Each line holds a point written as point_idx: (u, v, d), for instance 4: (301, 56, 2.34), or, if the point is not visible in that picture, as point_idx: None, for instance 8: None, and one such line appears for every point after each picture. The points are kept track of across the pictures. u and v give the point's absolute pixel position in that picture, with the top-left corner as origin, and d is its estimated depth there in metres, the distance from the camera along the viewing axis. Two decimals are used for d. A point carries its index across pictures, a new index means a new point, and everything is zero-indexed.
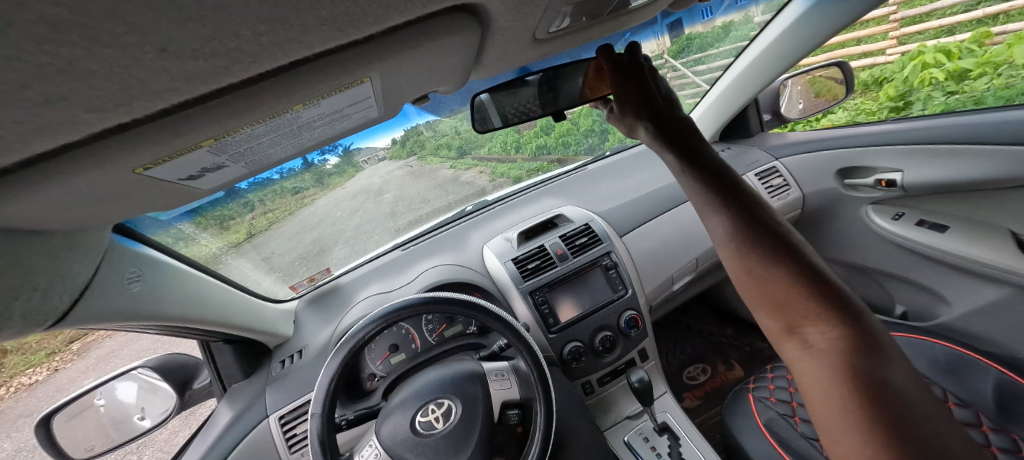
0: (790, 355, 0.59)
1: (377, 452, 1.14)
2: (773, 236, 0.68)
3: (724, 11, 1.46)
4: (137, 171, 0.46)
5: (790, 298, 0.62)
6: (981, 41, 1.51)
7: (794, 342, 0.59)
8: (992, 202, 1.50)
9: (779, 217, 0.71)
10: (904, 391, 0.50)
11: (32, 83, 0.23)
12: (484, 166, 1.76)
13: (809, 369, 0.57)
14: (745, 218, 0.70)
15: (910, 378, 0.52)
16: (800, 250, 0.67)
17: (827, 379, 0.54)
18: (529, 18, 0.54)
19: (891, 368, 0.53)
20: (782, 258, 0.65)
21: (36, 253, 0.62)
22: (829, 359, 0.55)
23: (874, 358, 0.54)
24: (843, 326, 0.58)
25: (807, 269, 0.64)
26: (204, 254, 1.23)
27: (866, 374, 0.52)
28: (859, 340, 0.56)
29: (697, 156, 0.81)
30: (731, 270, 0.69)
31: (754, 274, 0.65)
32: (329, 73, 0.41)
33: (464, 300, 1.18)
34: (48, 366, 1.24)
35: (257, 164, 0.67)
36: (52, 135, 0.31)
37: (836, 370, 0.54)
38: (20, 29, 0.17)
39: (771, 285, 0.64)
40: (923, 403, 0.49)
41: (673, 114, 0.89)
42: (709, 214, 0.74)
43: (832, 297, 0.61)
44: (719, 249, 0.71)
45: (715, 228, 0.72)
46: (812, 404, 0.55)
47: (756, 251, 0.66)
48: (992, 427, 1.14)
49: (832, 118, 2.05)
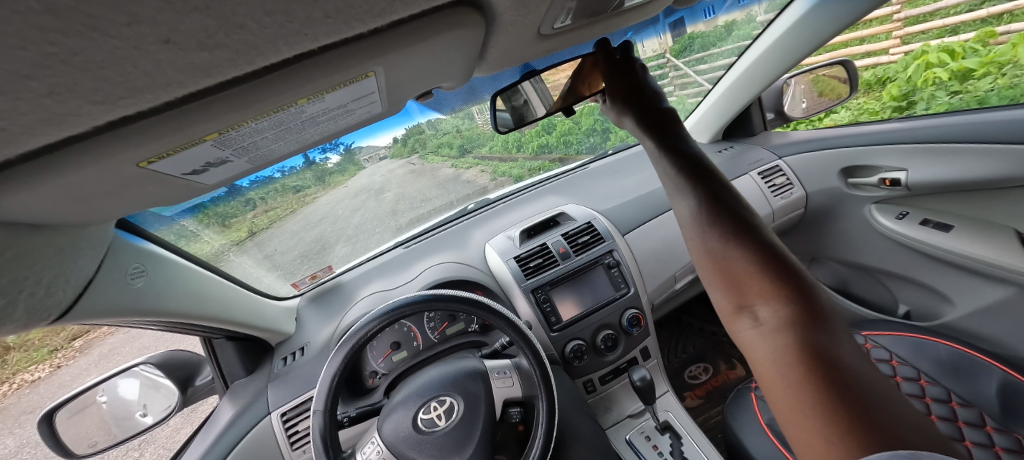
0: (742, 333, 0.61)
1: (379, 449, 1.14)
2: (735, 217, 0.69)
3: (727, 10, 1.45)
4: (141, 165, 0.46)
5: (745, 276, 0.63)
6: (985, 41, 1.58)
7: (746, 320, 0.61)
8: (997, 201, 1.49)
9: (744, 201, 0.72)
10: (852, 362, 0.50)
11: (37, 74, 0.23)
12: (484, 165, 1.75)
13: (761, 346, 0.57)
14: (711, 200, 0.71)
15: (860, 353, 0.52)
16: (760, 232, 0.68)
17: (777, 353, 0.54)
18: (532, 14, 0.54)
19: (840, 342, 0.53)
20: (742, 238, 0.66)
21: (40, 249, 0.62)
22: (777, 333, 0.56)
23: (824, 333, 0.54)
24: (796, 303, 0.58)
25: (765, 250, 0.65)
26: (208, 251, 1.24)
27: (815, 347, 0.52)
28: (811, 316, 0.56)
29: (673, 142, 0.81)
30: (693, 251, 0.70)
31: (713, 254, 0.67)
32: (334, 66, 0.41)
33: (464, 297, 1.17)
34: (50, 363, 1.25)
35: (260, 159, 0.67)
36: (56, 127, 0.30)
37: (785, 345, 0.54)
38: (24, 18, 0.16)
39: (729, 265, 0.65)
40: (870, 373, 0.49)
41: (658, 104, 0.89)
42: (678, 196, 0.74)
43: (787, 276, 0.62)
44: (684, 230, 0.72)
45: (682, 210, 0.73)
46: (762, 380, 0.55)
47: (717, 231, 0.68)
48: (995, 428, 1.14)
49: (835, 117, 2.03)
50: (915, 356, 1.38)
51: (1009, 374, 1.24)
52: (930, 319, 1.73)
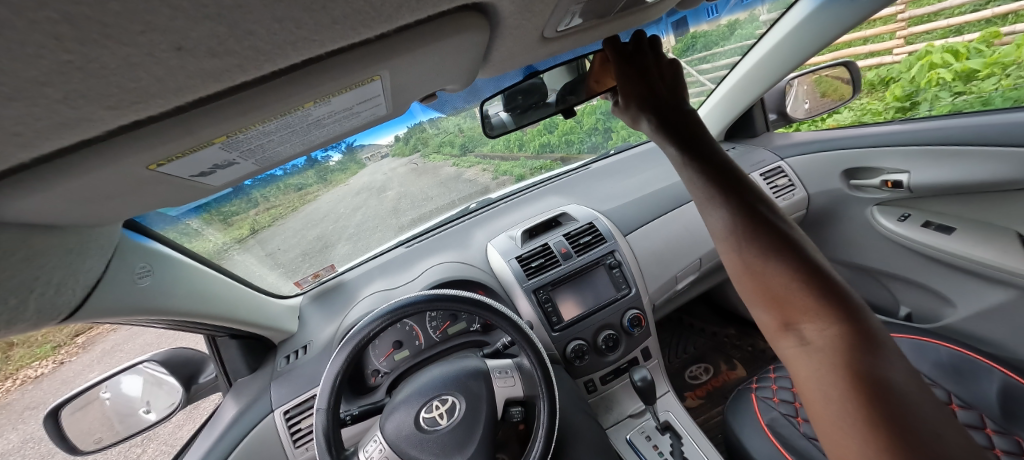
0: (786, 352, 0.60)
1: (381, 448, 1.15)
2: (771, 229, 0.68)
3: (730, 10, 1.44)
4: (150, 168, 0.46)
5: (786, 293, 0.62)
6: (990, 41, 1.54)
7: (790, 338, 0.60)
8: (998, 202, 1.49)
9: (777, 212, 0.72)
10: (901, 385, 0.51)
11: (52, 81, 0.23)
12: (487, 164, 1.76)
13: (805, 366, 0.57)
14: (745, 212, 0.71)
15: (908, 374, 0.53)
16: (797, 243, 0.67)
17: (822, 375, 0.55)
18: (536, 17, 0.54)
19: (886, 362, 0.54)
20: (780, 252, 0.65)
21: (52, 248, 0.63)
22: (826, 355, 0.56)
23: (872, 353, 0.54)
24: (842, 322, 0.58)
25: (805, 265, 0.64)
26: (211, 248, 1.24)
27: (865, 371, 0.52)
28: (857, 336, 0.56)
29: (699, 150, 0.81)
30: (728, 265, 0.70)
31: (751, 269, 0.66)
32: (340, 70, 0.42)
33: (471, 297, 1.18)
34: (54, 359, 1.27)
35: (266, 161, 0.67)
36: (68, 131, 0.31)
37: (833, 367, 0.54)
38: (41, 27, 0.17)
39: (770, 281, 0.64)
40: (917, 396, 0.50)
41: (677, 108, 0.90)
42: (708, 207, 0.74)
43: (830, 293, 0.61)
44: (717, 243, 0.72)
45: (714, 222, 0.73)
46: (807, 400, 0.56)
47: (754, 245, 0.67)
48: (996, 430, 1.14)
49: (838, 118, 2.01)
50: (916, 358, 1.39)
51: (1010, 377, 1.24)
52: (931, 321, 1.73)
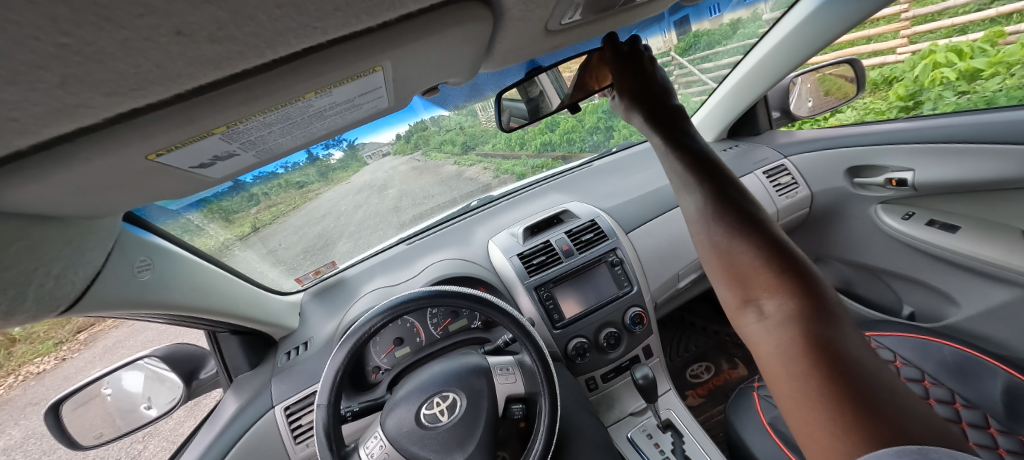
0: (747, 328, 0.60)
1: (383, 444, 1.15)
2: (741, 210, 0.68)
3: (733, 8, 1.42)
4: (151, 158, 0.46)
5: (751, 271, 0.63)
6: (994, 41, 1.49)
7: (751, 314, 0.60)
8: (1003, 202, 1.48)
9: (750, 195, 0.72)
10: (858, 355, 0.50)
11: (50, 65, 0.23)
12: (488, 162, 1.75)
13: (765, 339, 0.57)
14: (718, 194, 0.70)
15: (866, 346, 0.52)
16: (766, 225, 0.67)
17: (783, 348, 0.53)
18: (541, 8, 0.53)
19: (845, 336, 0.53)
20: (747, 231, 0.66)
21: (52, 240, 0.63)
22: (785, 329, 0.55)
23: (830, 328, 0.54)
24: (802, 296, 0.58)
25: (771, 244, 0.64)
26: (212, 245, 1.24)
27: (823, 343, 0.52)
28: (817, 310, 0.56)
29: (681, 138, 0.81)
30: (698, 246, 0.70)
31: (718, 247, 0.66)
32: (342, 60, 0.41)
33: (469, 293, 1.17)
34: (55, 355, 1.28)
35: (267, 153, 0.67)
36: (67, 118, 0.30)
37: (791, 340, 0.53)
38: (38, 8, 0.16)
39: (735, 259, 0.64)
40: (876, 367, 0.49)
41: (664, 98, 0.89)
42: (684, 191, 0.74)
43: (793, 270, 0.61)
44: (690, 225, 0.72)
45: (688, 204, 0.73)
46: (768, 375, 0.54)
47: (723, 225, 0.67)
48: (1000, 429, 1.13)
49: (840, 117, 2.02)
50: (919, 358, 1.38)
51: (1014, 377, 1.23)
52: (934, 320, 1.73)
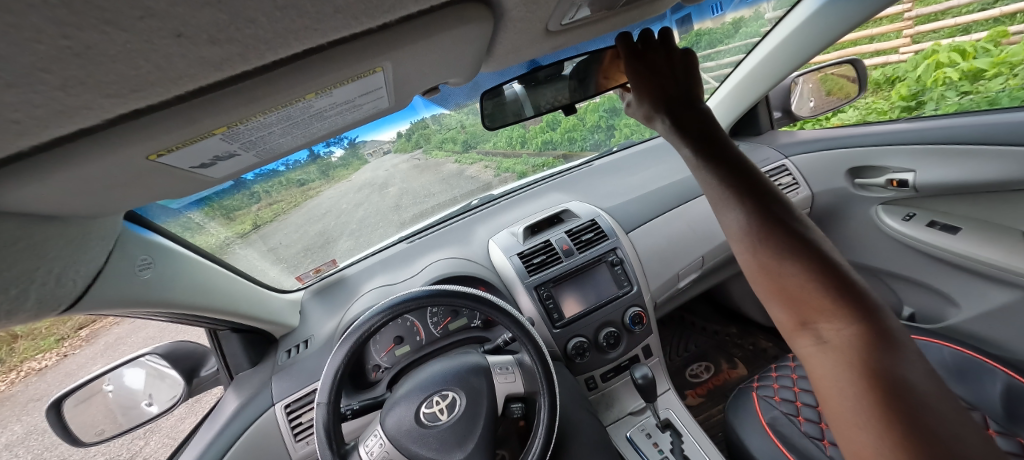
0: (803, 350, 0.61)
1: (382, 442, 1.15)
2: (788, 230, 0.68)
3: (736, 6, 1.42)
4: (151, 158, 0.46)
5: (804, 294, 0.62)
6: (997, 40, 1.50)
7: (807, 337, 0.60)
8: (1003, 203, 1.48)
9: (793, 211, 0.71)
10: (918, 385, 0.51)
11: (50, 67, 0.23)
12: (489, 160, 1.76)
13: (820, 364, 0.58)
14: (762, 214, 0.69)
15: (924, 372, 0.53)
16: (814, 243, 0.67)
17: (841, 373, 0.55)
18: (542, 9, 0.53)
19: (905, 363, 0.54)
20: (797, 252, 0.65)
21: (52, 239, 0.63)
22: (842, 354, 0.56)
23: (890, 353, 0.54)
24: (859, 320, 0.58)
25: (823, 265, 0.64)
26: (213, 243, 1.24)
27: (882, 370, 0.53)
28: (875, 335, 0.56)
29: (715, 148, 0.80)
30: (744, 264, 0.69)
31: (767, 268, 0.65)
32: (340, 62, 0.41)
33: (471, 293, 1.18)
34: (57, 352, 1.29)
35: (267, 153, 0.67)
36: (68, 119, 0.30)
37: (849, 366, 0.54)
38: (39, 11, 0.16)
39: (786, 282, 0.64)
40: (935, 396, 0.50)
41: (690, 106, 0.89)
42: (724, 209, 0.73)
43: (850, 292, 0.61)
44: (732, 244, 0.71)
45: (729, 222, 0.72)
46: (824, 398, 0.56)
47: (771, 245, 0.66)
48: (999, 431, 1.12)
49: (843, 117, 2.01)
50: None
51: (1014, 378, 1.23)
52: (934, 321, 1.74)
